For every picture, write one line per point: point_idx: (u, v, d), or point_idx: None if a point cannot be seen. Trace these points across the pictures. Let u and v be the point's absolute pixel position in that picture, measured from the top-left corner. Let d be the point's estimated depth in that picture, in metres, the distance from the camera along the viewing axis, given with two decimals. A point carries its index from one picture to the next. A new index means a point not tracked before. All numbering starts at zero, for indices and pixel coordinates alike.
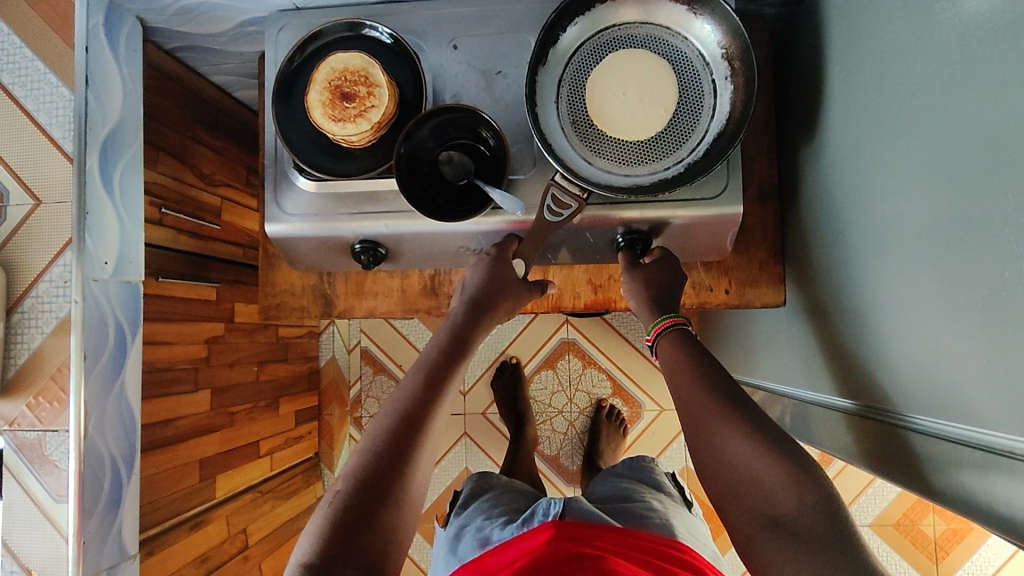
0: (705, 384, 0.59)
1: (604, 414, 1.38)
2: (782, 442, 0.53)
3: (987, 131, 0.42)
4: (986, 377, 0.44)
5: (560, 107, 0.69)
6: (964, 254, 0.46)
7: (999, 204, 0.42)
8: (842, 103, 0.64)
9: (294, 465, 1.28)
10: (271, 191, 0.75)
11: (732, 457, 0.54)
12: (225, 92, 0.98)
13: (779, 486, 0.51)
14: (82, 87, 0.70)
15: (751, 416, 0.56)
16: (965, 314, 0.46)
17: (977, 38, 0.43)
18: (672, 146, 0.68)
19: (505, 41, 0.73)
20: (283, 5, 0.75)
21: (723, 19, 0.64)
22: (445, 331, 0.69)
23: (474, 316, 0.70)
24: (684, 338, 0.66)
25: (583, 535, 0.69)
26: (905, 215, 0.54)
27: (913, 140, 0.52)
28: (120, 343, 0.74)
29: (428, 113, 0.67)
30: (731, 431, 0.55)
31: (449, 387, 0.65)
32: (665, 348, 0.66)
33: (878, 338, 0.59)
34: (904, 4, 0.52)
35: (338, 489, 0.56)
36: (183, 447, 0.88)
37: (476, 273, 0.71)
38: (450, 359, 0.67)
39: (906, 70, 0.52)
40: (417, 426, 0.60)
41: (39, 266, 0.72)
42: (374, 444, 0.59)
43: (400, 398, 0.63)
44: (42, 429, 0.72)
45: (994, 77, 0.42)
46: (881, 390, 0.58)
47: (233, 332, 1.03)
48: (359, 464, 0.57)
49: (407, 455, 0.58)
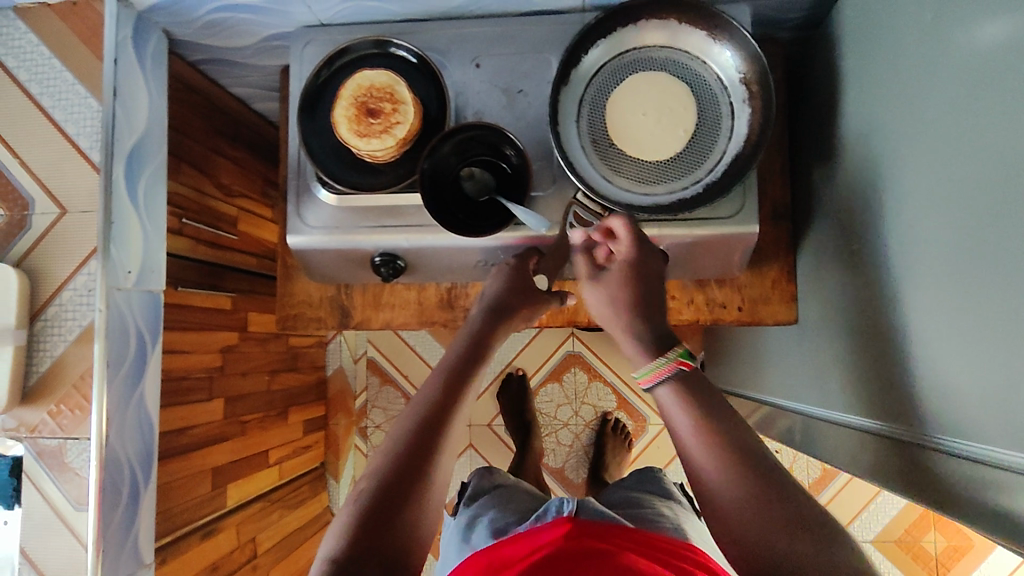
0: (701, 416, 0.52)
1: (609, 427, 1.39)
2: (784, 493, 0.48)
3: (1005, 160, 0.44)
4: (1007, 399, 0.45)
5: (580, 126, 0.70)
6: (987, 279, 0.47)
7: (1020, 229, 0.43)
8: (861, 126, 0.66)
9: (302, 475, 1.28)
10: (293, 204, 0.76)
11: (735, 502, 0.48)
12: (243, 104, 0.99)
13: (782, 532, 0.46)
14: (109, 99, 0.70)
15: (746, 452, 0.50)
16: (987, 335, 0.47)
17: (996, 70, 0.45)
18: (690, 166, 0.69)
19: (527, 61, 0.75)
20: (310, 21, 0.76)
21: (743, 44, 0.66)
22: (465, 337, 0.68)
23: (495, 323, 0.69)
24: (691, 385, 0.55)
25: (598, 529, 0.69)
26: (930, 236, 0.55)
27: (934, 165, 0.53)
28: (140, 354, 0.74)
29: (460, 128, 0.68)
30: (722, 468, 0.50)
31: (467, 396, 0.64)
32: (665, 397, 0.55)
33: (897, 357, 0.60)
34: (924, 31, 0.54)
35: (360, 492, 0.56)
36: (196, 456, 0.88)
37: (497, 282, 0.72)
38: (468, 369, 0.65)
39: (928, 96, 0.54)
40: (438, 434, 0.60)
41: (63, 275, 0.70)
42: (389, 461, 0.58)
43: (420, 407, 0.62)
44: (62, 438, 0.70)
45: (1012, 108, 0.43)
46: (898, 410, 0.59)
47: (246, 341, 1.03)
48: (381, 468, 0.58)
49: (427, 461, 0.58)
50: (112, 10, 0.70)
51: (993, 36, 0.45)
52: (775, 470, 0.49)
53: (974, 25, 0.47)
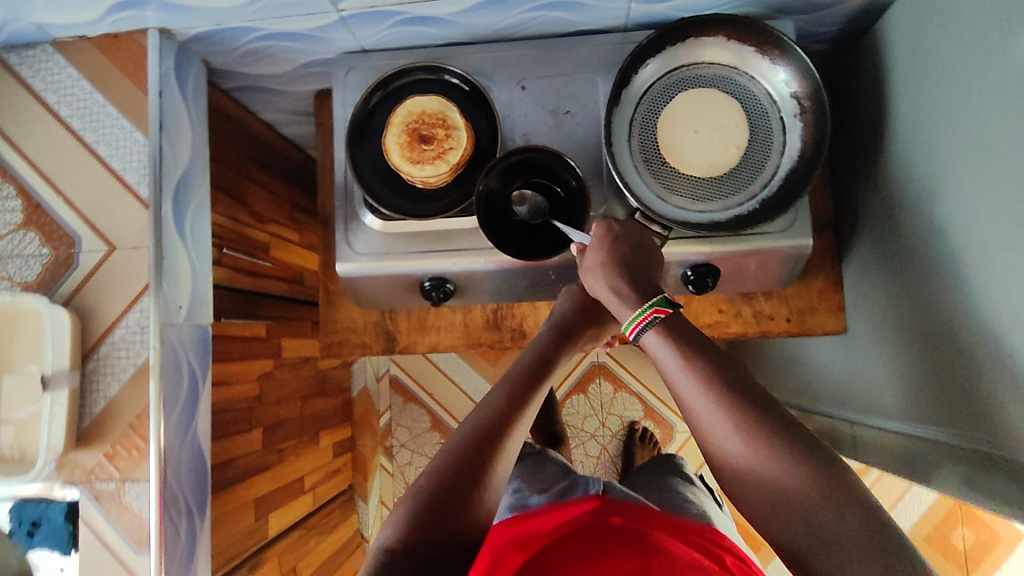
0: (697, 367, 0.51)
1: (638, 437, 1.38)
2: (782, 432, 0.48)
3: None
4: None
5: (632, 145, 0.71)
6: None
7: None
8: (914, 137, 0.66)
9: (333, 499, 1.26)
10: (341, 231, 0.75)
11: (745, 456, 0.48)
12: (272, 129, 0.99)
13: (791, 478, 0.47)
14: (156, 132, 0.70)
15: (740, 391, 0.50)
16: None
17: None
18: (744, 182, 0.69)
19: (573, 82, 0.75)
20: (351, 48, 0.76)
21: (795, 61, 0.66)
22: (530, 351, 0.70)
23: (558, 343, 0.71)
24: (673, 326, 0.55)
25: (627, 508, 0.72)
26: (994, 245, 0.56)
27: (1003, 177, 0.54)
28: (193, 390, 0.73)
29: (517, 152, 0.68)
30: (719, 411, 0.49)
31: (531, 408, 0.65)
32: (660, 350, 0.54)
33: (965, 367, 0.60)
34: (986, 47, 0.55)
35: (420, 484, 0.56)
36: (240, 488, 0.87)
37: (565, 302, 0.74)
38: (535, 383, 0.66)
39: (993, 110, 0.54)
40: (502, 438, 0.60)
41: (115, 312, 0.69)
42: (454, 454, 0.58)
43: (484, 412, 0.62)
44: (119, 479, 0.69)
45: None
46: (970, 418, 0.60)
47: (281, 368, 1.02)
48: (441, 462, 0.57)
49: (490, 461, 0.58)
50: (154, 40, 0.70)
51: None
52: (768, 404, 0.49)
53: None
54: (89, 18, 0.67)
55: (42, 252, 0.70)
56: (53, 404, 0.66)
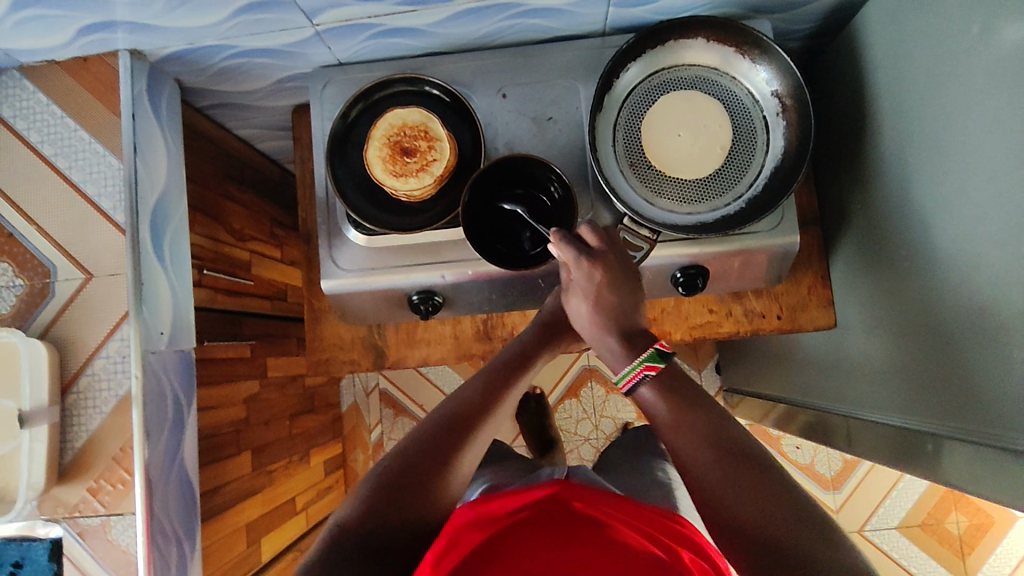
0: (696, 423, 0.54)
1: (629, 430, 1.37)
2: (750, 463, 0.51)
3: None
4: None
5: (617, 150, 0.70)
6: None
7: None
8: (894, 131, 0.67)
9: (326, 518, 1.24)
10: (325, 247, 0.74)
11: (736, 511, 0.48)
12: (248, 145, 0.97)
13: (754, 505, 0.48)
14: (131, 155, 0.68)
15: (713, 426, 0.53)
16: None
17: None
18: (730, 182, 0.69)
19: (553, 88, 0.74)
20: (327, 61, 0.75)
21: (776, 59, 0.66)
22: (510, 349, 0.69)
23: (539, 338, 0.70)
24: (670, 383, 0.57)
25: (599, 496, 0.67)
26: (980, 234, 0.56)
27: (986, 167, 0.54)
28: (178, 418, 0.71)
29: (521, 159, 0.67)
30: (693, 442, 0.53)
31: (506, 401, 0.64)
32: (645, 393, 0.57)
33: (955, 356, 0.61)
34: (964, 42, 0.55)
35: (383, 460, 0.55)
36: (231, 514, 0.85)
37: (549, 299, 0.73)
38: (512, 375, 0.66)
39: (974, 103, 0.55)
40: (473, 425, 0.59)
41: (95, 342, 0.67)
42: (425, 433, 0.57)
43: (460, 398, 0.62)
44: (105, 514, 0.66)
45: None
46: (963, 407, 0.60)
47: (267, 388, 1.00)
48: (408, 443, 0.56)
49: (459, 445, 0.57)
50: (125, 63, 0.68)
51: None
52: (740, 437, 0.53)
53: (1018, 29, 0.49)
54: (56, 42, 0.65)
55: (15, 284, 0.67)
56: (32, 441, 0.64)
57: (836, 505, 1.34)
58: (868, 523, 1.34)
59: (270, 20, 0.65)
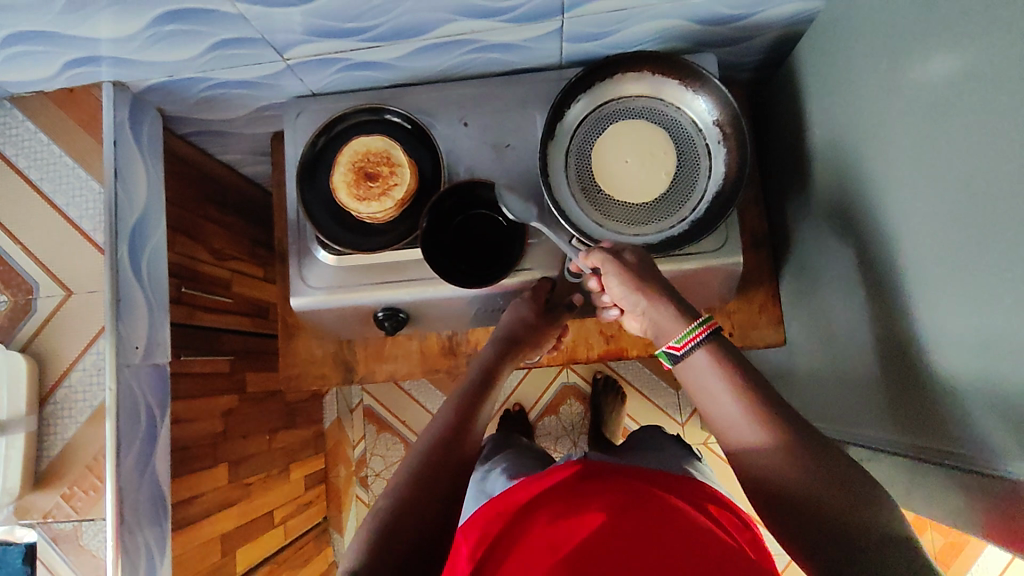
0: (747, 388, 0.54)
1: (601, 385, 1.40)
2: (811, 440, 0.52)
3: (972, 184, 0.49)
4: (1005, 400, 0.48)
5: (569, 175, 0.74)
6: (963, 288, 0.51)
7: (995, 251, 0.47)
8: (833, 157, 0.71)
9: (305, 532, 1.26)
10: (295, 267, 0.78)
11: (785, 474, 0.51)
12: (229, 169, 1.02)
13: (814, 478, 0.50)
14: (112, 180, 0.72)
15: (774, 403, 0.54)
16: (975, 342, 0.51)
17: (951, 97, 0.50)
18: (675, 206, 0.73)
19: (513, 117, 0.79)
20: (301, 92, 0.80)
21: (715, 91, 0.71)
22: (476, 367, 0.72)
23: (502, 351, 0.74)
24: (721, 350, 0.57)
25: (605, 470, 0.76)
26: (903, 252, 0.60)
27: (903, 191, 0.59)
28: (150, 428, 0.74)
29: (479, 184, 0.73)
30: (756, 421, 0.53)
31: (479, 418, 0.67)
32: (697, 363, 0.57)
33: (894, 368, 0.64)
34: (882, 75, 0.60)
35: (377, 507, 0.57)
36: (204, 524, 0.88)
37: (507, 317, 0.76)
38: (482, 392, 0.69)
39: (893, 131, 0.59)
40: (455, 452, 0.61)
41: (72, 354, 0.71)
42: (415, 467, 0.59)
43: (438, 427, 0.64)
44: (77, 520, 0.70)
45: (974, 134, 0.48)
46: (903, 415, 0.63)
47: (245, 403, 1.03)
48: (398, 485, 0.58)
49: (445, 476, 0.59)
50: (108, 92, 0.73)
51: (948, 66, 0.50)
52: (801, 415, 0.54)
53: (925, 60, 0.53)
54: (45, 74, 0.70)
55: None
56: (9, 447, 0.67)
57: None
58: None
59: (244, 56, 0.70)
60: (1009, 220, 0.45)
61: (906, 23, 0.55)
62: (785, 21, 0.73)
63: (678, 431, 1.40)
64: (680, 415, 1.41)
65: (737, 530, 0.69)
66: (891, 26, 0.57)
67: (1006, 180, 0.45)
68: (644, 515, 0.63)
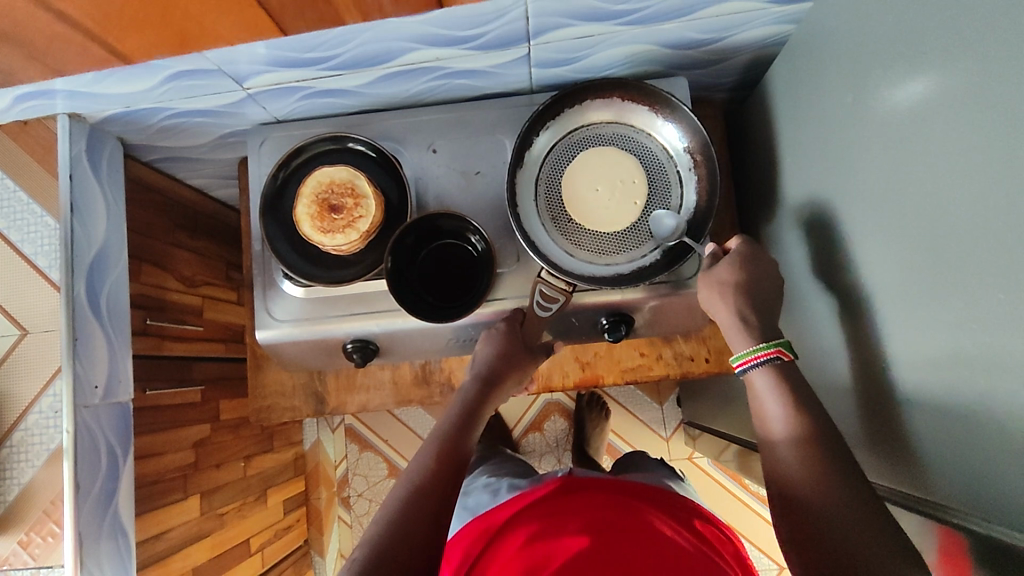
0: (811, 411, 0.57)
1: (586, 401, 1.37)
2: (847, 460, 0.53)
3: (937, 222, 0.47)
4: (965, 442, 0.47)
5: (539, 204, 0.73)
6: (926, 329, 0.50)
7: (958, 293, 0.46)
8: (805, 181, 0.70)
9: (284, 558, 1.24)
10: (260, 299, 0.76)
11: (812, 488, 0.51)
12: (200, 193, 1.00)
13: (838, 491, 0.50)
14: (68, 215, 0.70)
15: (823, 424, 0.56)
16: (934, 381, 0.50)
17: (917, 131, 0.49)
18: (647, 235, 0.72)
19: (482, 143, 0.77)
20: (265, 119, 0.79)
21: (685, 119, 0.71)
22: (458, 406, 0.71)
23: (482, 393, 0.73)
24: (780, 372, 0.60)
25: (591, 486, 0.72)
26: (869, 284, 0.58)
27: (870, 223, 0.57)
28: (112, 467, 0.73)
29: (423, 219, 0.71)
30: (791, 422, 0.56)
31: (463, 456, 0.66)
32: (757, 378, 0.61)
33: (864, 400, 0.62)
34: (850, 103, 0.59)
35: (356, 554, 0.55)
36: (176, 560, 0.84)
37: (488, 348, 0.73)
38: (462, 435, 0.68)
39: (860, 160, 0.58)
40: (438, 495, 0.60)
41: (29, 397, 0.70)
42: (392, 514, 0.58)
43: (416, 472, 0.63)
44: (34, 567, 0.69)
45: (934, 171, 0.47)
46: (870, 450, 0.62)
47: (220, 431, 1.00)
48: (378, 531, 0.56)
49: (428, 521, 0.58)
50: (64, 125, 0.71)
51: (915, 100, 0.49)
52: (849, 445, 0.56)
53: (894, 90, 0.51)
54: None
55: None
56: None
57: None
58: None
59: (202, 86, 0.68)
60: (973, 263, 0.44)
61: (875, 52, 0.54)
62: (756, 44, 0.72)
63: (662, 448, 1.39)
64: (665, 430, 1.40)
65: (721, 546, 0.69)
66: (860, 55, 0.56)
67: (971, 220, 0.44)
68: (625, 540, 0.62)
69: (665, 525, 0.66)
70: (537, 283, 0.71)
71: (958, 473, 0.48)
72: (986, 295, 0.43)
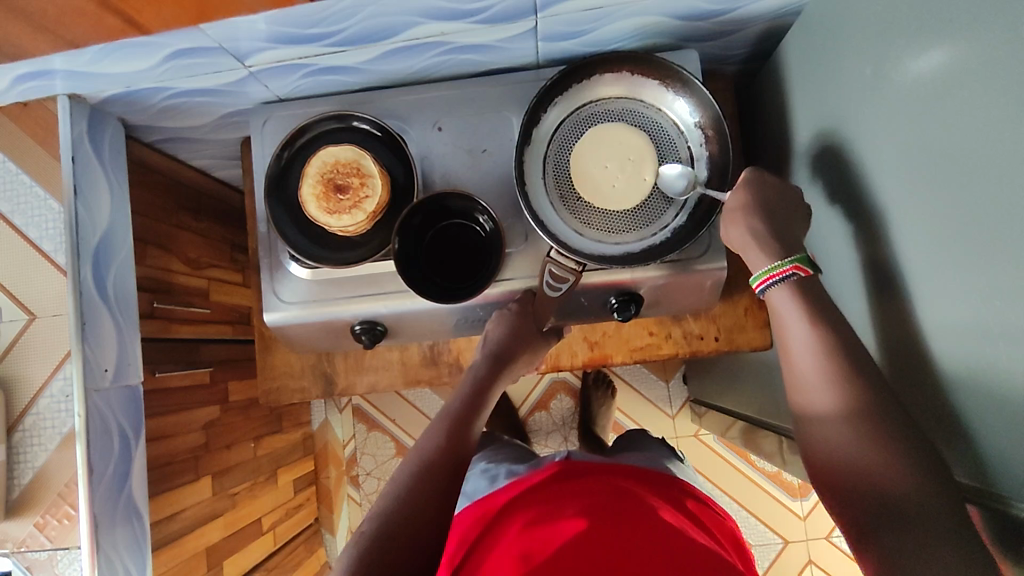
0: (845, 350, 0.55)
1: (591, 378, 1.36)
2: (890, 409, 0.51)
3: (965, 198, 0.46)
4: (993, 423, 0.46)
5: (547, 182, 0.72)
6: (951, 306, 0.49)
7: (988, 268, 0.45)
8: (819, 155, 0.69)
9: (296, 535, 1.25)
10: (268, 281, 0.75)
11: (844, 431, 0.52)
12: (204, 173, 0.98)
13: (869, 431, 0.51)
14: (71, 198, 0.70)
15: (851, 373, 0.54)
16: (962, 359, 0.49)
17: (942, 102, 0.47)
18: (656, 213, 0.71)
19: (489, 119, 0.76)
20: (267, 98, 0.77)
21: (696, 93, 0.70)
22: (467, 385, 0.71)
23: (493, 372, 0.72)
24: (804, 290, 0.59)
25: (591, 473, 0.73)
26: (889, 260, 0.57)
27: (888, 198, 0.56)
28: (125, 449, 0.73)
29: (427, 200, 0.71)
30: (826, 370, 0.55)
31: (471, 435, 0.66)
32: (782, 297, 0.60)
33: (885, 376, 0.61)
34: (869, 72, 0.57)
35: (364, 529, 0.55)
36: (191, 538, 0.85)
37: (498, 328, 0.72)
38: (472, 412, 0.68)
39: (878, 132, 0.57)
40: (444, 473, 0.60)
41: (40, 380, 0.71)
42: (400, 490, 0.58)
43: (425, 450, 0.63)
44: (51, 548, 0.70)
45: (960, 143, 0.46)
46: None
47: (230, 412, 1.01)
48: (385, 508, 0.56)
49: (434, 498, 0.58)
50: (64, 105, 0.69)
51: (938, 72, 0.47)
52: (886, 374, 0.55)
53: (916, 61, 0.50)
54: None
55: None
56: None
57: (802, 512, 1.35)
58: (835, 528, 1.35)
59: (202, 65, 0.66)
60: (1002, 238, 0.43)
61: (894, 22, 0.52)
62: (769, 15, 0.70)
63: (668, 425, 1.40)
64: (671, 408, 1.40)
65: (714, 526, 0.69)
66: (879, 24, 0.54)
67: (998, 195, 0.42)
68: (637, 529, 0.61)
69: (672, 518, 0.64)
70: (548, 262, 0.69)
71: (983, 455, 0.47)
72: (1016, 274, 0.42)
